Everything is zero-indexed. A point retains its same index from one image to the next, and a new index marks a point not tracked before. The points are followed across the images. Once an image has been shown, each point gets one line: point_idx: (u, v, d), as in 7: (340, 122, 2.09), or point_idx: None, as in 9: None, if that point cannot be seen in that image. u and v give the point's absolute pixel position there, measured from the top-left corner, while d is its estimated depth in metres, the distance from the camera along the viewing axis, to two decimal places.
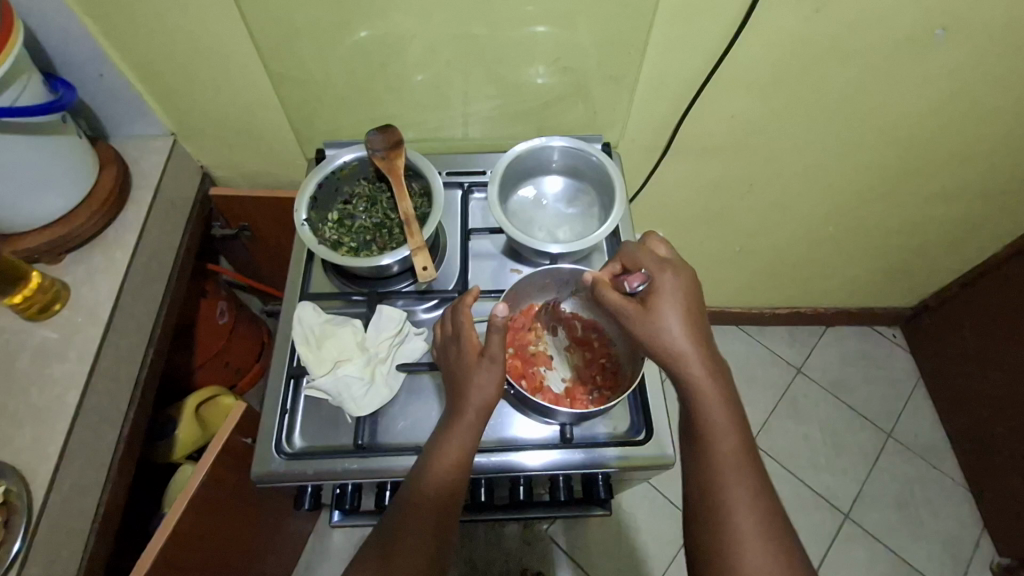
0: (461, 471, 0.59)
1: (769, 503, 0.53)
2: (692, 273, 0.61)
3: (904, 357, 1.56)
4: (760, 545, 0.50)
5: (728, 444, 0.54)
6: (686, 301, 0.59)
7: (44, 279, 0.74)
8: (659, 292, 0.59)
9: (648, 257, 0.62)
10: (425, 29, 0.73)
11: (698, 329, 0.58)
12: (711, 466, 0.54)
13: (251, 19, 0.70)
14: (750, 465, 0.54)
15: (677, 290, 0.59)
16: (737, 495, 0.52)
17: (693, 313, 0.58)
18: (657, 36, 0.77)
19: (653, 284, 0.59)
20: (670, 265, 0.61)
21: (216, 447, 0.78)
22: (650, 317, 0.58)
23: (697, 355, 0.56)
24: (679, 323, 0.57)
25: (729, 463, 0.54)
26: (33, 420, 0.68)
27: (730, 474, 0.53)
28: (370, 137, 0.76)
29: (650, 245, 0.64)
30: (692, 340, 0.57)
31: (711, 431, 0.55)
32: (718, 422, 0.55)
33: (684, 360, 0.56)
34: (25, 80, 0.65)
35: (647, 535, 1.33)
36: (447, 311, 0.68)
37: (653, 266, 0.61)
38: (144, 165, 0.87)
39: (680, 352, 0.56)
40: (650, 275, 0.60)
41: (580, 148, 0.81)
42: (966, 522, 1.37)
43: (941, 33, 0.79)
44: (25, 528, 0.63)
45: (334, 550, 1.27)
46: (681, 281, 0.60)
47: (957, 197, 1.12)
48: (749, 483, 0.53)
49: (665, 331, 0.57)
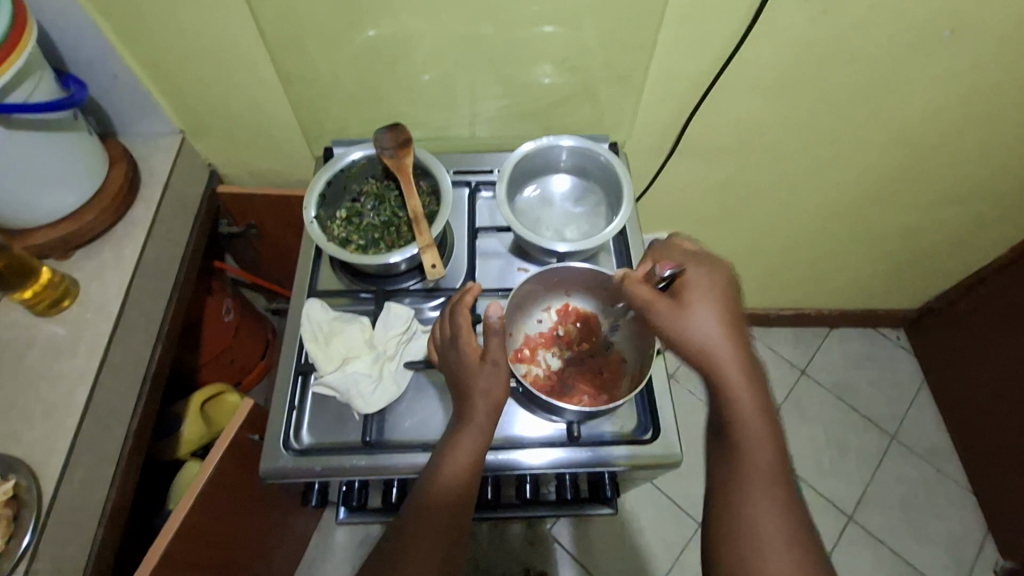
0: (473, 472, 0.60)
1: (793, 503, 0.52)
2: (729, 270, 0.62)
3: (908, 360, 1.56)
4: (783, 545, 0.50)
5: (759, 443, 0.54)
6: (722, 296, 0.59)
7: (54, 274, 0.74)
8: (692, 288, 0.60)
9: (685, 253, 0.63)
10: (434, 28, 0.73)
11: (733, 324, 0.58)
12: (740, 464, 0.54)
13: (261, 17, 0.70)
14: (778, 464, 0.54)
15: (713, 286, 0.60)
16: (763, 494, 0.52)
17: (730, 309, 0.59)
18: (664, 37, 0.77)
19: (687, 279, 0.61)
20: (706, 261, 0.62)
21: (223, 444, 0.78)
22: (685, 311, 0.59)
23: (729, 348, 0.57)
24: (716, 319, 0.58)
25: (758, 461, 0.54)
26: (43, 415, 0.69)
27: (757, 473, 0.53)
28: (380, 136, 0.77)
29: (678, 244, 0.65)
30: (726, 334, 0.57)
31: (741, 428, 0.55)
32: (749, 419, 0.55)
33: (716, 354, 0.57)
34: (37, 77, 0.65)
35: (651, 536, 1.33)
36: (445, 313, 0.69)
37: (691, 260, 0.62)
38: (152, 162, 0.88)
39: (714, 346, 0.57)
40: (686, 269, 0.61)
41: (588, 148, 0.81)
42: (971, 524, 1.36)
43: (949, 34, 0.79)
44: (35, 522, 0.63)
45: (337, 549, 1.27)
46: (719, 277, 0.60)
47: (962, 199, 1.12)
48: (776, 484, 0.53)
49: (698, 324, 0.58)
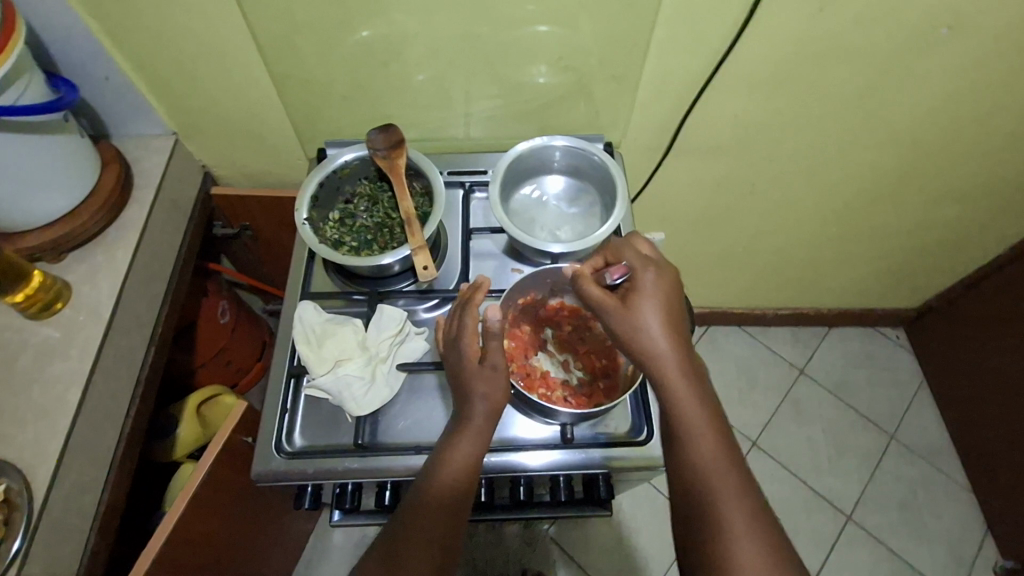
0: (470, 476, 0.59)
1: (756, 503, 0.52)
2: (675, 272, 0.61)
3: (907, 359, 1.55)
4: (749, 548, 0.50)
5: (709, 446, 0.54)
6: (667, 300, 0.59)
7: (46, 277, 0.74)
8: (640, 292, 0.58)
9: (634, 254, 0.62)
10: (427, 28, 0.73)
11: (676, 327, 0.58)
12: (695, 469, 0.54)
13: (252, 18, 0.70)
14: (733, 466, 0.54)
15: (657, 289, 0.59)
16: (723, 497, 0.52)
17: (673, 311, 0.58)
18: (659, 36, 0.77)
19: (636, 281, 0.60)
20: (652, 262, 0.61)
21: (216, 446, 0.78)
22: (632, 316, 0.57)
23: (673, 354, 0.56)
24: (661, 324, 0.57)
25: (712, 465, 0.53)
26: (34, 418, 0.68)
27: (715, 477, 0.53)
28: (370, 136, 0.75)
29: (635, 244, 0.63)
30: (670, 339, 0.57)
31: (687, 433, 0.55)
32: (697, 424, 0.55)
33: (661, 361, 0.56)
34: (27, 78, 0.65)
35: (648, 536, 1.33)
36: (453, 312, 0.68)
37: (638, 262, 0.61)
38: (146, 164, 0.87)
39: (659, 351, 0.56)
40: (634, 271, 0.60)
41: (582, 148, 0.81)
42: (970, 524, 1.36)
43: (946, 32, 0.78)
44: (26, 526, 0.63)
45: (335, 550, 1.27)
46: (665, 280, 0.60)
47: (961, 197, 1.12)
48: (735, 487, 0.52)
49: (644, 330, 0.57)
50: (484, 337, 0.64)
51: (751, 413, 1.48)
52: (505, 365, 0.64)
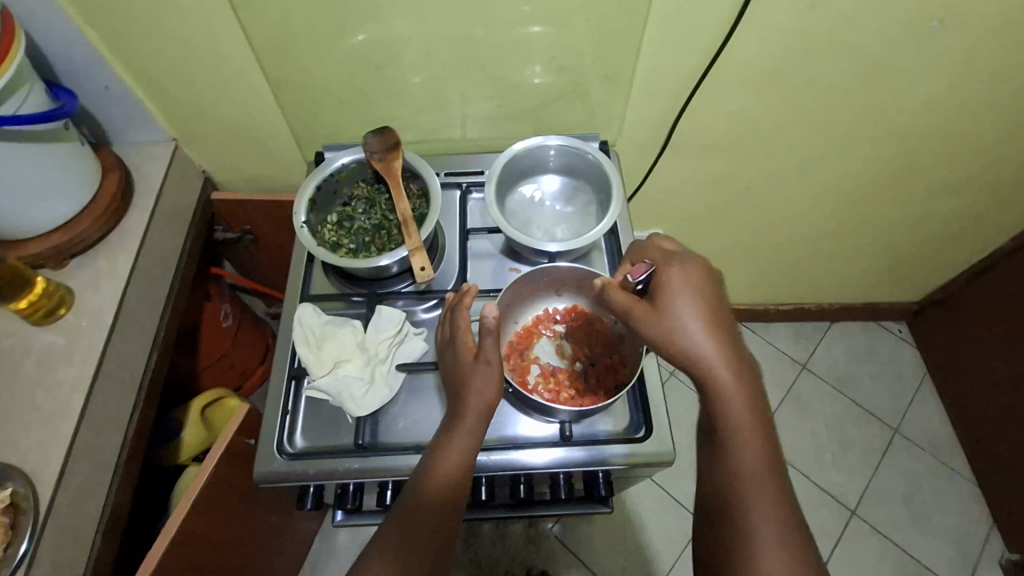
0: (463, 473, 0.59)
1: (789, 506, 0.52)
2: (713, 270, 0.61)
3: (910, 352, 1.55)
4: (779, 549, 0.50)
5: (751, 446, 0.54)
6: (705, 298, 0.59)
7: (49, 284, 0.75)
8: (678, 290, 0.59)
9: (658, 253, 0.63)
10: (422, 31, 0.73)
11: (718, 326, 0.58)
12: (733, 467, 0.54)
13: (248, 24, 0.71)
14: (770, 466, 0.54)
15: (693, 287, 0.59)
16: (758, 497, 0.52)
17: (713, 309, 0.59)
18: (652, 34, 0.77)
19: (668, 279, 0.60)
20: (684, 259, 0.61)
21: (219, 449, 0.79)
22: (671, 314, 0.58)
23: (718, 353, 0.56)
24: (702, 323, 0.57)
25: (749, 465, 0.54)
26: (39, 424, 0.69)
27: (752, 477, 0.53)
28: (369, 140, 0.77)
29: (657, 242, 0.65)
30: (711, 338, 0.57)
31: (731, 429, 0.55)
32: (742, 423, 0.55)
33: (706, 359, 0.56)
34: (27, 88, 0.66)
35: (652, 533, 1.33)
36: (445, 315, 0.69)
37: (670, 261, 0.61)
38: (146, 170, 0.88)
39: (698, 346, 0.56)
40: (666, 269, 0.61)
41: (576, 147, 0.81)
42: (975, 518, 1.35)
43: (938, 25, 0.78)
44: (32, 529, 0.64)
45: (339, 551, 1.28)
46: (702, 278, 0.60)
47: (959, 189, 1.11)
48: (768, 482, 0.53)
49: (686, 328, 0.57)
50: (481, 331, 0.63)
51: None
52: (500, 362, 0.64)
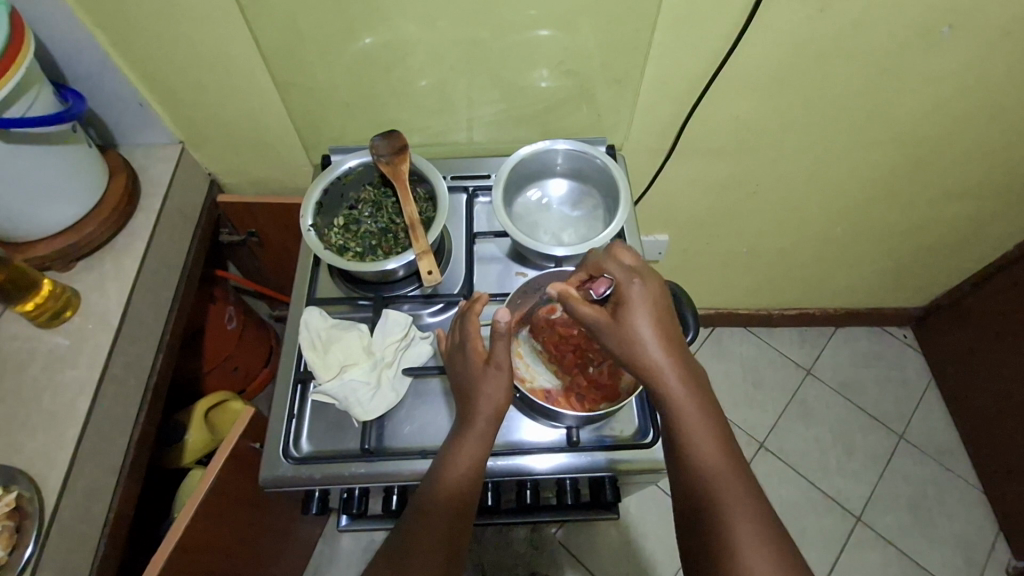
0: (474, 479, 0.59)
1: (763, 508, 0.52)
2: (660, 280, 0.60)
3: (915, 357, 1.54)
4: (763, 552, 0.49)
5: (713, 454, 0.54)
6: (658, 308, 0.57)
7: (55, 286, 0.75)
8: (631, 303, 0.57)
9: (617, 267, 0.60)
10: (429, 34, 0.73)
11: (670, 337, 0.57)
12: (703, 477, 0.53)
13: (256, 27, 0.71)
14: (738, 468, 0.54)
15: (646, 299, 0.57)
16: (732, 501, 0.52)
17: (664, 320, 0.57)
18: (661, 39, 0.77)
19: (623, 294, 0.58)
20: (637, 272, 0.59)
21: (224, 453, 0.78)
22: (625, 329, 0.56)
23: (670, 366, 0.55)
24: (655, 335, 0.56)
25: (718, 472, 0.53)
26: (44, 426, 0.69)
27: (720, 486, 0.53)
28: (375, 142, 0.78)
29: (616, 254, 0.61)
30: (665, 349, 0.56)
31: (692, 441, 0.54)
32: (700, 433, 0.54)
33: (660, 373, 0.55)
34: (36, 91, 0.66)
35: (656, 539, 1.32)
36: (455, 320, 0.69)
37: (625, 274, 0.59)
38: (152, 172, 0.88)
39: (655, 361, 0.55)
40: (620, 283, 0.58)
41: (584, 151, 0.81)
42: (982, 525, 1.35)
43: (947, 30, 0.78)
44: (37, 534, 0.63)
45: (343, 554, 1.27)
46: (652, 288, 0.58)
47: (967, 195, 1.11)
48: (740, 487, 0.53)
49: (640, 342, 0.56)
50: (493, 335, 0.62)
51: (758, 414, 1.47)
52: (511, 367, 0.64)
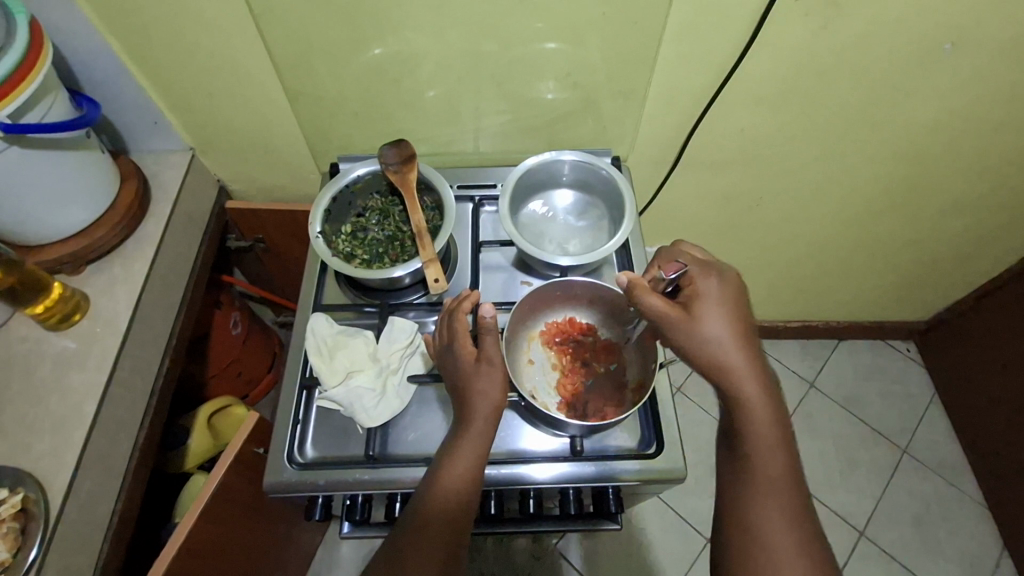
0: (473, 479, 0.59)
1: (808, 519, 0.53)
2: (742, 285, 0.62)
3: (917, 371, 1.54)
4: (801, 553, 0.51)
5: (771, 454, 0.55)
6: (735, 309, 0.60)
7: (64, 289, 0.76)
8: (705, 298, 0.60)
9: (690, 258, 0.64)
10: (437, 46, 0.74)
11: (745, 337, 0.59)
12: (754, 475, 0.54)
13: (268, 38, 0.72)
14: (789, 471, 0.55)
15: (727, 299, 0.60)
16: (776, 502, 0.53)
17: (741, 320, 0.60)
18: (666, 53, 0.78)
19: (699, 289, 0.61)
20: (718, 272, 0.62)
21: (227, 458, 0.78)
22: (697, 320, 0.59)
23: (746, 366, 0.57)
24: (730, 332, 0.58)
25: (771, 469, 0.54)
26: (51, 429, 0.69)
27: (770, 486, 0.54)
28: (383, 151, 0.78)
29: (686, 249, 0.66)
30: (740, 347, 0.58)
31: (754, 443, 0.55)
32: (761, 433, 0.55)
33: (732, 368, 0.57)
34: (53, 97, 0.67)
35: (657, 551, 1.31)
36: (441, 319, 0.69)
37: (705, 272, 0.62)
38: (162, 179, 0.89)
39: (730, 359, 0.57)
40: (698, 279, 0.62)
41: (590, 162, 0.82)
42: (986, 542, 1.34)
43: (949, 46, 0.79)
44: (42, 535, 0.63)
45: (343, 562, 1.27)
46: (730, 289, 0.61)
47: (969, 210, 1.11)
48: (788, 494, 0.53)
49: (717, 335, 0.58)
50: (479, 332, 0.64)
51: None
52: (502, 362, 0.65)
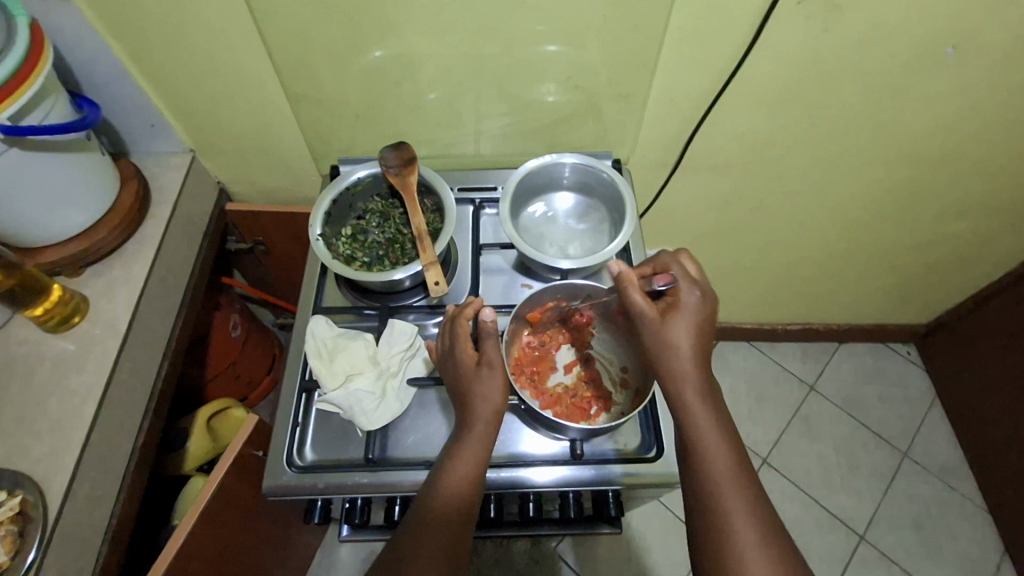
0: (474, 484, 0.59)
1: (771, 523, 0.53)
2: (716, 298, 0.62)
3: (918, 375, 1.54)
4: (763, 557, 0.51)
5: (724, 462, 0.55)
6: (696, 317, 0.60)
7: (64, 291, 0.76)
8: (682, 308, 0.60)
9: (683, 271, 0.62)
10: (438, 49, 0.74)
11: (699, 346, 0.59)
12: (709, 484, 0.54)
13: (269, 40, 0.72)
14: (745, 476, 0.55)
15: (692, 308, 0.60)
16: (738, 509, 0.53)
17: (700, 330, 0.60)
18: (666, 56, 0.78)
19: (679, 297, 0.61)
20: (693, 279, 0.62)
21: (226, 461, 0.78)
22: (659, 330, 0.59)
23: (694, 375, 0.58)
24: (686, 342, 0.59)
25: (727, 477, 0.54)
26: (50, 430, 0.69)
27: (728, 490, 0.54)
28: (384, 154, 0.78)
29: (682, 260, 0.63)
30: (693, 358, 0.58)
31: (709, 453, 0.55)
32: (713, 442, 0.56)
33: (682, 379, 0.58)
34: (53, 100, 0.67)
35: (656, 555, 1.31)
36: (445, 324, 0.69)
37: (682, 277, 0.62)
38: (162, 181, 0.89)
39: (682, 368, 0.58)
40: (681, 287, 0.61)
41: (592, 165, 0.82)
42: (986, 546, 1.33)
43: (951, 50, 0.79)
44: (40, 537, 0.63)
45: (342, 565, 1.27)
46: (697, 298, 0.61)
47: (970, 213, 1.11)
48: (747, 499, 0.53)
49: (671, 346, 0.58)
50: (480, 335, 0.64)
51: (761, 430, 1.47)
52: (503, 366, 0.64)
